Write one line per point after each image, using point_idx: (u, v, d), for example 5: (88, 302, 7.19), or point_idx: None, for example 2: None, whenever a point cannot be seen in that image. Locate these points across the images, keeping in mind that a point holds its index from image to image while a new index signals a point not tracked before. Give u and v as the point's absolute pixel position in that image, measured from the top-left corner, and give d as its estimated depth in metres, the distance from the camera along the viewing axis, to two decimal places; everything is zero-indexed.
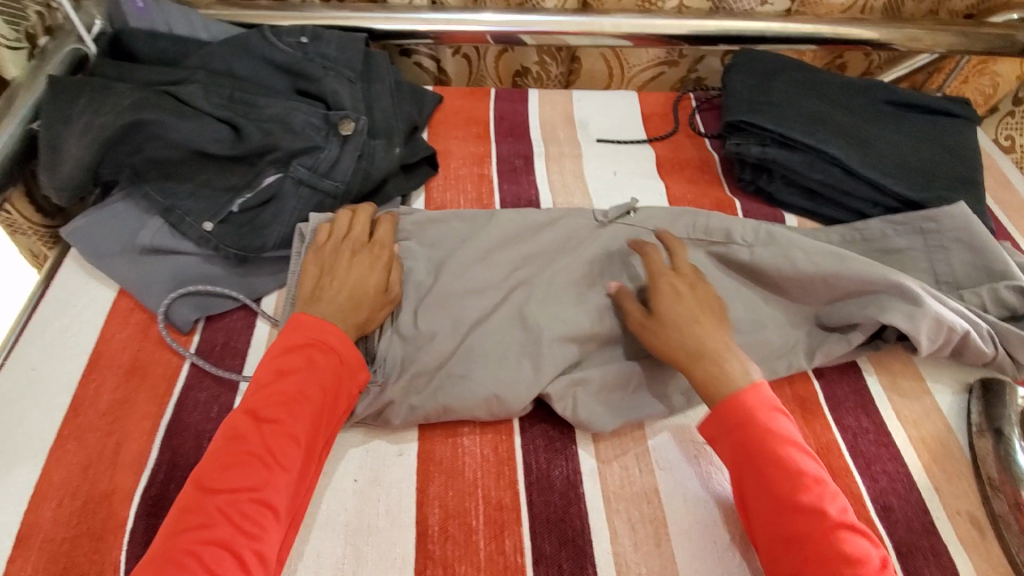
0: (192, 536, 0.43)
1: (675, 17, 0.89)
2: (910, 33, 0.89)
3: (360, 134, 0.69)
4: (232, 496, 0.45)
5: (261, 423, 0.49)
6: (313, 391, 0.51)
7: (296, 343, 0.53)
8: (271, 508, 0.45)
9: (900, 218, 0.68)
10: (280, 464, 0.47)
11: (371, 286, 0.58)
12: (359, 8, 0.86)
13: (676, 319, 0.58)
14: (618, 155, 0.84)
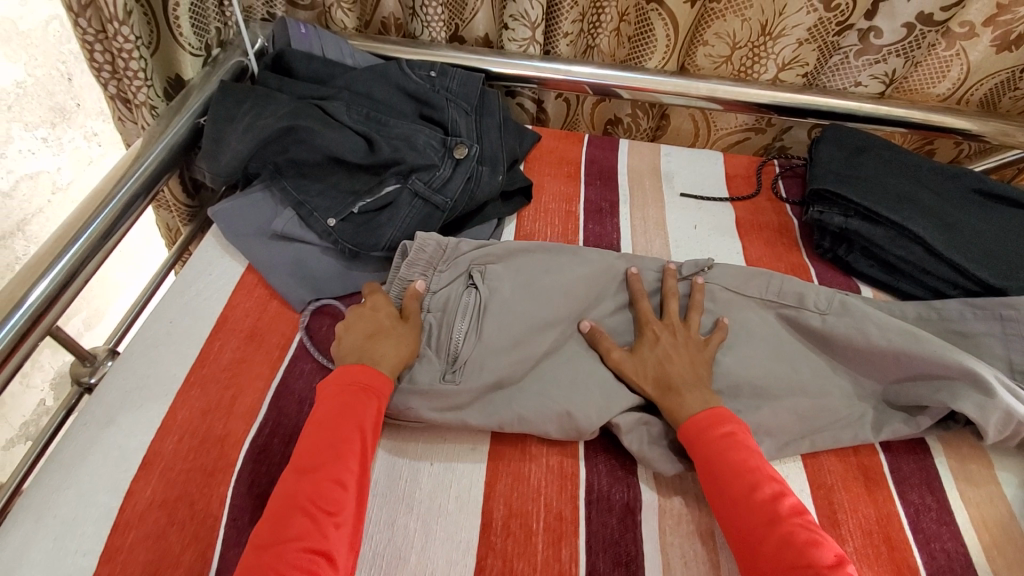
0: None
1: (769, 89, 0.94)
2: (1001, 128, 0.91)
3: (471, 159, 0.77)
4: (284, 547, 0.46)
5: (305, 475, 0.51)
6: (350, 434, 0.53)
7: (335, 393, 0.56)
8: (324, 557, 0.46)
9: (981, 302, 0.68)
10: (331, 514, 0.49)
11: (387, 321, 0.62)
12: (480, 52, 0.97)
13: (653, 358, 0.63)
14: (700, 211, 0.88)
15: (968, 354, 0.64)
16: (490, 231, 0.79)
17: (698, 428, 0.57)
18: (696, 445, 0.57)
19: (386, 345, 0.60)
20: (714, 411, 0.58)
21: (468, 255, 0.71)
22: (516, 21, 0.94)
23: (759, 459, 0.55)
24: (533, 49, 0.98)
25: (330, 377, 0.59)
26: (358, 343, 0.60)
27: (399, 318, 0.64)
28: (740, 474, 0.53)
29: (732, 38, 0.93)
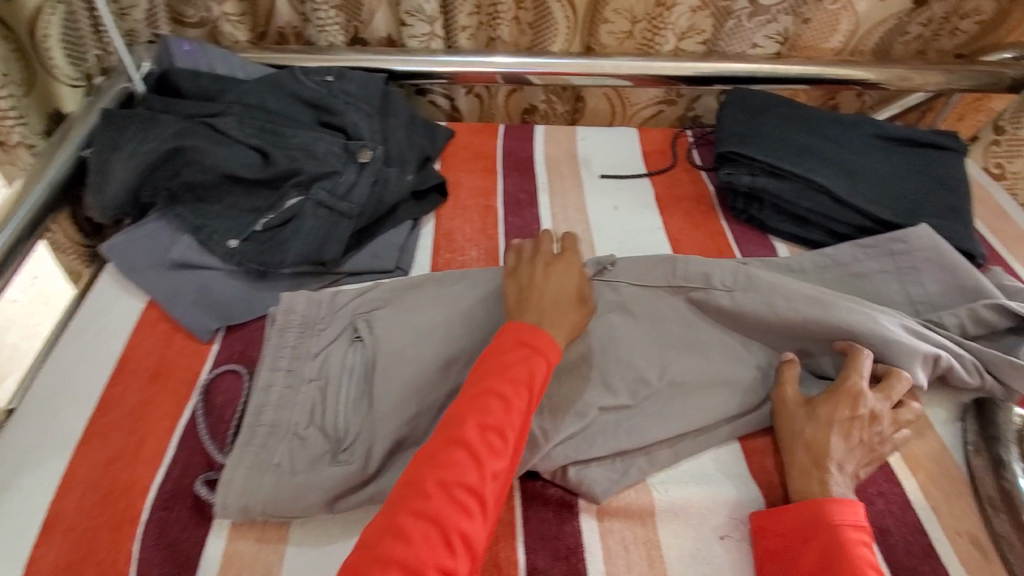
0: (410, 509, 0.44)
1: (672, 60, 0.95)
2: (899, 73, 0.94)
3: (376, 161, 0.74)
4: (439, 496, 0.44)
5: (471, 412, 0.49)
6: (511, 389, 0.50)
7: (507, 343, 0.54)
8: (478, 500, 0.45)
9: (871, 242, 0.71)
10: (489, 461, 0.47)
11: (569, 292, 0.61)
12: (381, 52, 0.95)
13: (815, 432, 0.56)
14: (619, 191, 0.88)
15: (870, 308, 0.65)
16: (405, 233, 0.76)
17: (804, 512, 0.52)
18: (821, 529, 0.50)
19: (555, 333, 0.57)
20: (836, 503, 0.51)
21: (347, 308, 0.64)
22: (412, 17, 0.92)
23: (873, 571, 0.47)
24: (435, 44, 0.96)
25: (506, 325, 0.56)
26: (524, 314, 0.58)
27: (578, 291, 0.62)
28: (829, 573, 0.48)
29: (631, 13, 0.93)
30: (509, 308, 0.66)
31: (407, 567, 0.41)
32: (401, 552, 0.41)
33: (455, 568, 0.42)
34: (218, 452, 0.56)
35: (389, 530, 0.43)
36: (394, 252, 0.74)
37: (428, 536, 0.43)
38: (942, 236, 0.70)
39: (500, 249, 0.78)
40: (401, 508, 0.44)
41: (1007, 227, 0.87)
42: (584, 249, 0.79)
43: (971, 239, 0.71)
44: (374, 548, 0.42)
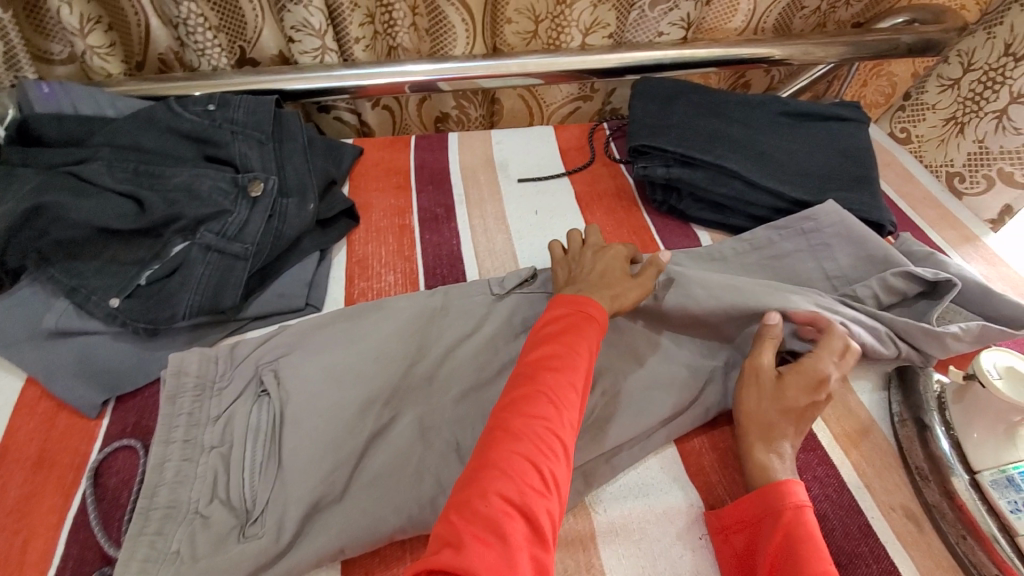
0: (505, 450, 0.45)
1: (578, 54, 0.92)
2: (801, 48, 0.94)
3: (268, 194, 0.69)
4: (527, 441, 0.45)
5: (544, 369, 0.51)
6: (579, 349, 0.53)
7: (563, 312, 0.56)
8: (562, 445, 0.47)
9: (782, 223, 0.71)
10: (567, 411, 0.49)
11: (619, 270, 0.63)
12: (272, 71, 0.88)
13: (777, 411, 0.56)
14: (538, 194, 0.85)
15: (787, 288, 0.65)
16: (313, 266, 0.71)
17: (759, 500, 0.50)
18: (773, 516, 0.49)
19: (604, 298, 0.59)
20: (790, 489, 0.49)
21: (252, 356, 0.59)
22: (299, 32, 0.87)
23: (827, 560, 0.44)
24: (329, 58, 0.91)
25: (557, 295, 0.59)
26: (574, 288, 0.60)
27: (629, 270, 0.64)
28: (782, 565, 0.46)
29: (532, 13, 0.92)
30: (428, 336, 0.63)
31: (511, 499, 0.42)
32: (502, 486, 0.42)
33: (553, 506, 0.43)
34: (111, 544, 0.50)
35: (486, 469, 0.44)
36: (302, 289, 0.68)
37: (526, 473, 0.43)
38: (846, 210, 0.70)
39: (418, 270, 0.74)
40: (494, 450, 0.45)
41: (914, 190, 0.90)
42: (506, 260, 0.76)
43: (880, 210, 0.72)
44: (474, 486, 0.43)
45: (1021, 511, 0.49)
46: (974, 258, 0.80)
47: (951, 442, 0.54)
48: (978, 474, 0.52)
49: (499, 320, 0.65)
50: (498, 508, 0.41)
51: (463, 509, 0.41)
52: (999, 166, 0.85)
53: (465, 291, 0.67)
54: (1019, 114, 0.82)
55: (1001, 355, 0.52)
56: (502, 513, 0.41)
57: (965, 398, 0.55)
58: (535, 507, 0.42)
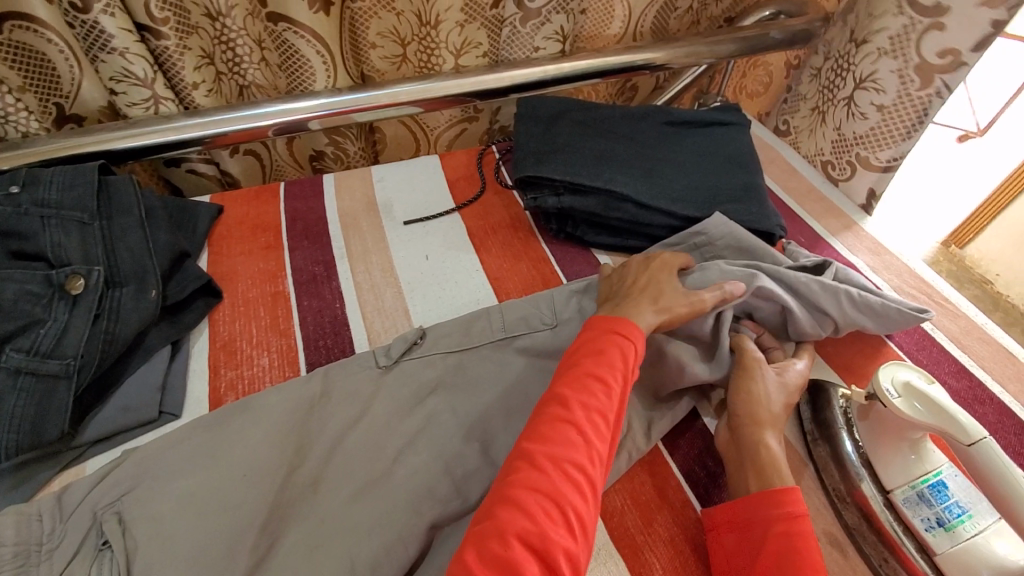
0: (527, 485, 0.42)
1: (454, 77, 0.86)
2: (681, 50, 0.92)
3: (94, 289, 0.58)
4: (554, 475, 0.43)
5: (574, 395, 0.48)
6: (611, 373, 0.49)
7: (598, 334, 0.53)
8: (587, 479, 0.44)
9: (674, 240, 0.70)
10: (598, 443, 0.46)
11: (662, 283, 0.60)
12: (104, 129, 0.74)
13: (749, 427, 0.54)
14: (427, 235, 0.78)
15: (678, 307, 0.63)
16: (164, 365, 0.61)
17: (754, 503, 0.48)
18: (763, 525, 0.47)
19: (648, 308, 0.57)
20: (787, 497, 0.47)
21: (88, 500, 0.49)
22: (121, 83, 0.75)
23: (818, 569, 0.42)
24: (166, 108, 0.79)
25: (591, 316, 0.56)
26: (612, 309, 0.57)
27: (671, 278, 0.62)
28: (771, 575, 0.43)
29: (397, 35, 0.86)
30: (309, 431, 0.55)
31: (529, 542, 0.39)
32: (522, 526, 0.40)
33: (579, 548, 0.40)
34: None
35: (503, 507, 0.41)
36: (153, 395, 0.58)
37: (548, 512, 0.41)
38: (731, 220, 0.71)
39: (297, 345, 0.65)
40: (516, 482, 0.43)
41: (798, 183, 0.92)
42: (398, 319, 0.68)
43: (767, 217, 0.72)
44: (491, 524, 0.40)
45: (935, 527, 0.48)
46: (858, 248, 0.82)
47: (862, 458, 0.54)
48: (891, 492, 0.51)
49: (390, 397, 0.58)
50: (517, 552, 0.38)
51: (482, 551, 0.38)
52: (857, 153, 0.88)
53: (345, 368, 0.60)
54: (863, 99, 0.86)
55: (899, 369, 0.51)
56: (521, 556, 0.38)
57: (870, 417, 0.53)
58: (554, 549, 0.39)
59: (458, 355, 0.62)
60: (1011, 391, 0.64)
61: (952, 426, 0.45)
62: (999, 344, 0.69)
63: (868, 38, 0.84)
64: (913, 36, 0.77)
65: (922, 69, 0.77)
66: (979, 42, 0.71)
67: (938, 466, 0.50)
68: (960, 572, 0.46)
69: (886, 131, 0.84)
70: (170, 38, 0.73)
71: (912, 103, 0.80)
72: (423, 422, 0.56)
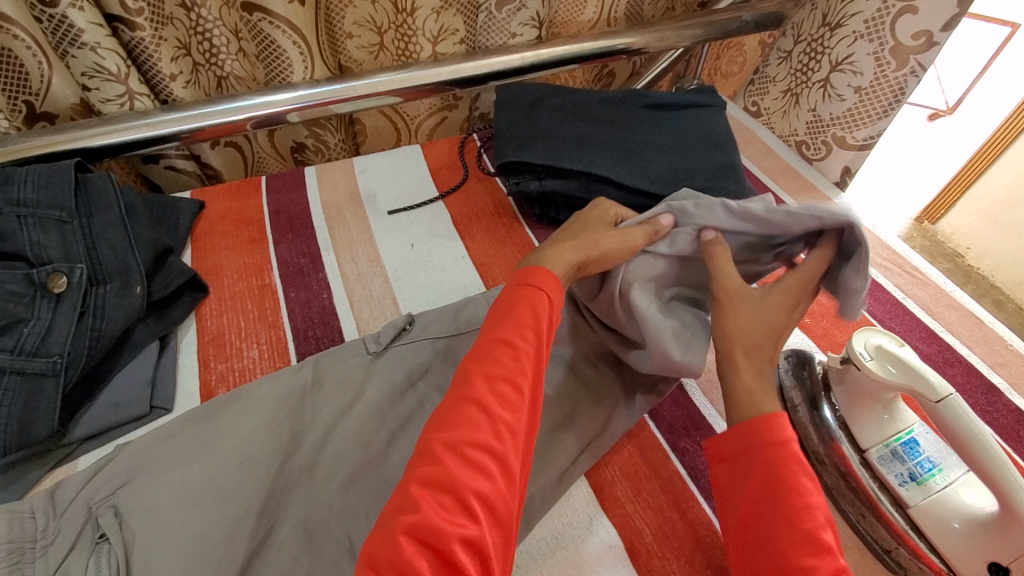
0: (425, 476, 0.41)
1: (433, 66, 0.86)
2: (657, 34, 0.93)
3: (77, 288, 0.57)
4: (451, 461, 0.42)
5: (479, 370, 0.47)
6: (518, 340, 0.48)
7: (510, 297, 0.52)
8: (492, 460, 0.43)
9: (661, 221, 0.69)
10: (503, 418, 0.45)
11: (589, 228, 0.60)
12: (77, 126, 0.73)
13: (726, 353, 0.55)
14: (411, 224, 0.79)
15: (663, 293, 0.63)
16: (152, 360, 0.61)
17: (745, 431, 0.48)
18: (753, 450, 0.47)
19: (570, 251, 0.55)
20: (777, 424, 0.47)
21: (82, 496, 0.49)
22: (94, 78, 0.74)
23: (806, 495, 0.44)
24: (141, 103, 0.78)
25: (523, 265, 0.56)
26: (532, 257, 0.57)
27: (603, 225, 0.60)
28: (761, 503, 0.45)
29: (373, 24, 0.85)
30: (302, 418, 0.55)
31: (424, 537, 0.37)
32: (416, 521, 0.38)
33: (484, 535, 0.39)
34: None
35: (404, 504, 0.40)
36: (143, 391, 0.58)
37: (445, 502, 0.40)
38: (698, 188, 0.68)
39: (286, 336, 0.65)
40: (415, 475, 0.41)
41: (774, 162, 0.94)
42: (387, 307, 0.69)
43: (744, 195, 0.74)
44: (387, 527, 0.38)
45: (908, 481, 0.50)
46: None
47: (839, 422, 0.56)
48: (866, 451, 0.53)
49: (382, 382, 0.58)
50: (410, 549, 0.37)
51: (378, 552, 0.37)
52: (832, 132, 0.91)
53: (335, 356, 0.60)
54: (840, 81, 0.88)
55: (871, 335, 0.53)
56: (416, 556, 0.36)
57: (844, 381, 0.55)
58: (450, 540, 0.37)
59: (448, 339, 0.63)
60: (978, 352, 0.68)
61: (921, 384, 0.48)
62: (967, 309, 0.72)
63: (843, 22, 0.86)
64: (888, 18, 0.79)
65: (896, 52, 0.80)
66: (947, 23, 0.74)
67: (909, 424, 0.53)
68: (932, 522, 0.48)
69: (862, 111, 0.86)
70: (144, 28, 0.72)
71: (887, 84, 0.82)
72: (415, 406, 0.57)
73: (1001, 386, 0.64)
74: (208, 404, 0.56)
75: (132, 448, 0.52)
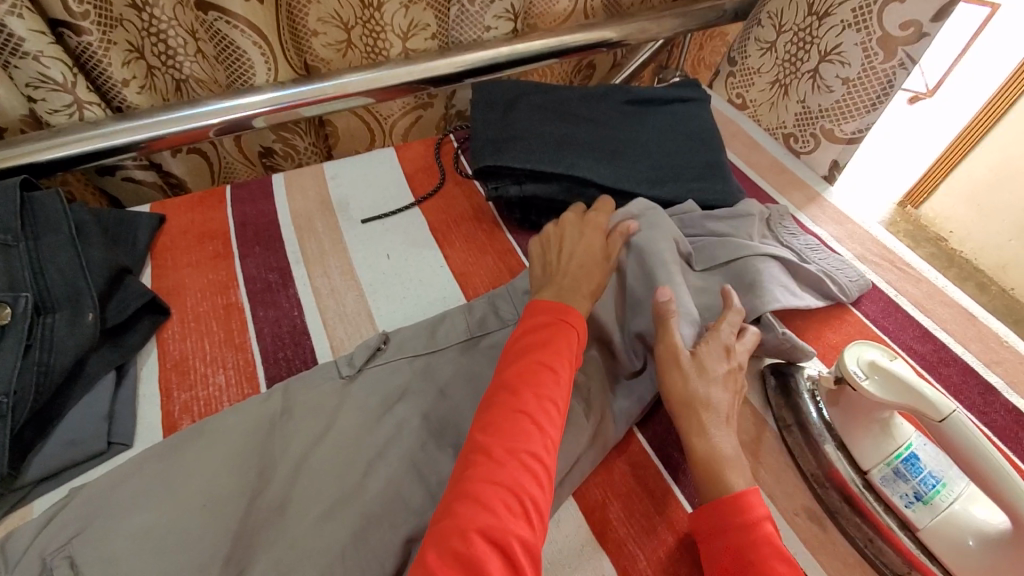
0: (484, 478, 0.41)
1: (405, 64, 0.82)
2: (635, 25, 0.90)
3: (23, 319, 0.53)
4: (511, 463, 0.42)
5: (525, 382, 0.47)
6: (560, 358, 0.49)
7: (544, 321, 0.53)
8: (545, 470, 0.43)
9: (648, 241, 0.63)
10: (551, 430, 0.45)
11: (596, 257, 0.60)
12: (26, 138, 0.69)
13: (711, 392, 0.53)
14: (386, 233, 0.75)
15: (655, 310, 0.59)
16: (109, 393, 0.57)
17: (714, 510, 0.46)
18: (723, 533, 0.45)
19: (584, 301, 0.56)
20: (746, 504, 0.45)
21: (33, 547, 0.45)
22: (39, 88, 0.69)
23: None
24: (93, 112, 0.73)
25: (541, 300, 0.55)
26: (557, 291, 0.57)
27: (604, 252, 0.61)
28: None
29: (339, 20, 0.81)
30: (272, 451, 0.52)
31: (492, 537, 0.38)
32: (482, 522, 0.38)
33: (538, 540, 0.40)
34: None
35: (463, 503, 0.40)
36: (99, 426, 0.54)
37: (508, 504, 0.40)
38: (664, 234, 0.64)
39: (255, 359, 0.62)
40: (473, 476, 0.42)
41: (760, 156, 0.92)
42: (361, 323, 0.65)
43: (731, 193, 0.72)
44: (451, 522, 0.39)
45: (914, 502, 0.48)
46: (822, 219, 0.82)
47: (837, 444, 0.53)
48: (869, 473, 0.51)
49: (357, 407, 0.55)
50: (478, 549, 0.37)
51: (448, 549, 0.37)
52: (821, 125, 0.88)
53: (305, 381, 0.57)
54: (828, 72, 0.85)
55: (864, 349, 0.51)
56: (484, 555, 0.37)
57: (840, 402, 0.53)
58: (515, 544, 0.38)
59: (425, 357, 0.59)
60: (973, 351, 0.66)
61: (921, 403, 0.45)
62: (960, 305, 0.71)
63: (831, 11, 0.83)
64: (875, 8, 0.77)
65: (885, 42, 0.77)
66: (939, 12, 0.72)
67: (908, 438, 0.50)
68: (942, 544, 0.47)
69: (850, 103, 0.83)
70: (92, 33, 0.68)
71: (876, 75, 0.80)
72: (392, 431, 0.54)
73: (998, 386, 0.62)
74: (170, 439, 0.53)
75: (85, 493, 0.49)
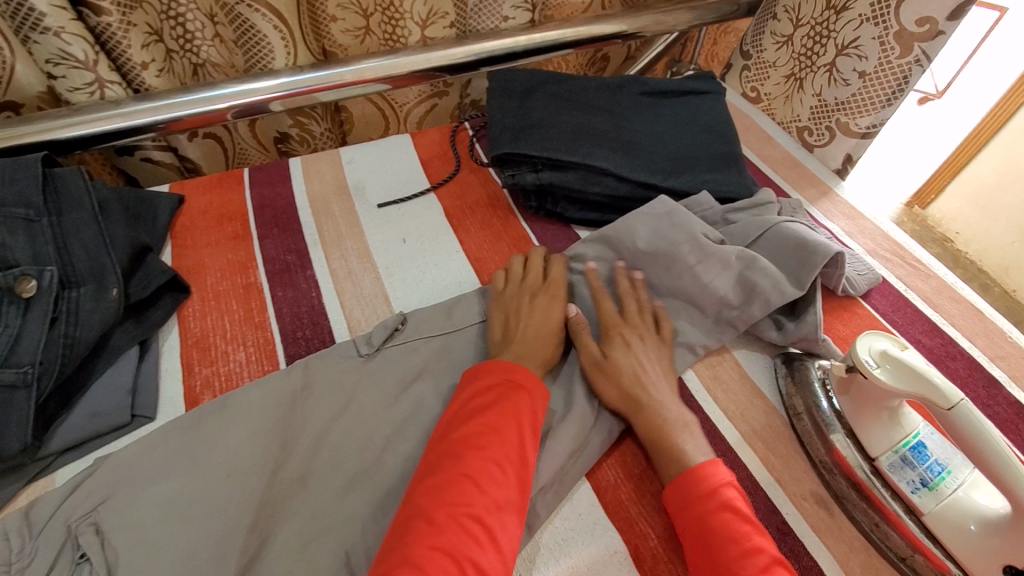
0: (424, 542, 0.41)
1: (421, 51, 0.82)
2: (651, 18, 0.90)
3: (48, 292, 0.54)
4: (450, 527, 0.42)
5: (469, 444, 0.47)
6: (507, 421, 0.49)
7: (490, 379, 0.53)
8: (489, 531, 0.43)
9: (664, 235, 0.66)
10: (498, 492, 0.45)
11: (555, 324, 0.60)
12: (44, 117, 0.69)
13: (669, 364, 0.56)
14: (402, 218, 0.76)
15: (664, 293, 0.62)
16: (132, 367, 0.58)
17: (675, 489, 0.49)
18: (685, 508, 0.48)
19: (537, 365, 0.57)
20: (707, 475, 0.49)
21: (60, 513, 0.46)
22: (60, 66, 0.69)
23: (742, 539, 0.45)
24: (113, 92, 0.74)
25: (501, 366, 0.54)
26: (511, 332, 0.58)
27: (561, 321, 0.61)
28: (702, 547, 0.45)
29: (358, 6, 0.81)
30: (291, 426, 0.53)
31: None
32: None
33: None
34: None
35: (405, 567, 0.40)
36: (122, 399, 0.55)
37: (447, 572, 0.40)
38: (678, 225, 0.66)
39: (274, 337, 0.63)
40: (409, 540, 0.42)
41: (772, 151, 0.93)
42: (378, 305, 0.66)
43: (745, 186, 0.73)
44: None
45: (920, 488, 0.50)
46: (833, 214, 0.83)
47: (845, 430, 0.55)
48: (876, 459, 0.53)
49: (375, 386, 0.56)
50: None
51: None
52: (837, 118, 0.89)
53: (324, 359, 0.58)
54: (845, 66, 0.85)
55: (874, 339, 0.52)
56: None
57: (851, 390, 0.54)
58: None
59: (442, 339, 0.60)
60: (979, 345, 0.67)
61: (931, 392, 0.46)
62: (968, 301, 0.72)
63: (849, 5, 0.83)
64: (892, 5, 0.78)
65: (900, 37, 0.78)
66: (953, 11, 0.72)
67: (916, 427, 0.52)
68: (946, 529, 0.48)
69: (864, 98, 0.84)
70: (111, 13, 0.68)
71: (892, 71, 0.80)
72: (411, 411, 0.55)
73: (1001, 379, 0.64)
74: (193, 413, 0.53)
75: (110, 463, 0.49)
